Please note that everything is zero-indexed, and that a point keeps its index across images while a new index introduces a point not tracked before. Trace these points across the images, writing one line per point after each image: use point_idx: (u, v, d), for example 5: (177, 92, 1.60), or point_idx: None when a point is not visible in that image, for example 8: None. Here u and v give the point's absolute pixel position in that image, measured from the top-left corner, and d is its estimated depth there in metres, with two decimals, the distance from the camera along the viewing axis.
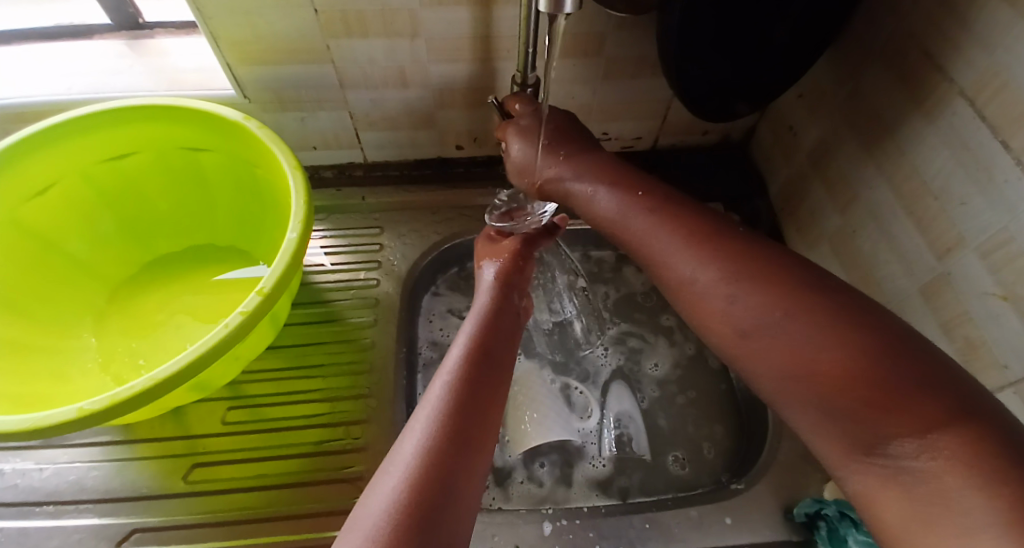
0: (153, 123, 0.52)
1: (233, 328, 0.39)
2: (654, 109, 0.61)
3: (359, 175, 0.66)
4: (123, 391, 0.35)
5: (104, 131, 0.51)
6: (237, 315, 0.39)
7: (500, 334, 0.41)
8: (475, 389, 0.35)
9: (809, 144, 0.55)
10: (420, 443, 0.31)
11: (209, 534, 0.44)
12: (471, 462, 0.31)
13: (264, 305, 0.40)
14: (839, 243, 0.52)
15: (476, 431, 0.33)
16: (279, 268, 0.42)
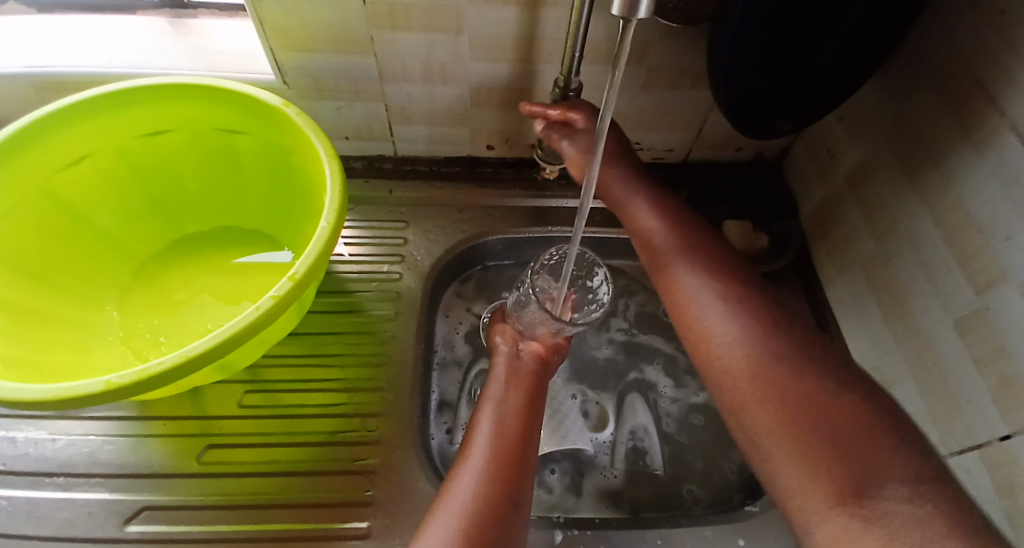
0: (192, 101, 0.52)
1: (264, 312, 0.39)
2: (690, 122, 0.60)
3: (388, 167, 0.66)
4: (152, 367, 0.35)
5: (142, 106, 0.51)
6: (270, 298, 0.39)
7: (524, 385, 0.46)
8: (510, 443, 0.40)
9: (848, 168, 0.54)
10: (470, 493, 0.36)
11: (219, 517, 0.44)
12: (511, 521, 0.36)
13: (295, 290, 0.40)
14: (871, 270, 0.52)
15: (513, 481, 0.38)
16: (311, 255, 0.42)
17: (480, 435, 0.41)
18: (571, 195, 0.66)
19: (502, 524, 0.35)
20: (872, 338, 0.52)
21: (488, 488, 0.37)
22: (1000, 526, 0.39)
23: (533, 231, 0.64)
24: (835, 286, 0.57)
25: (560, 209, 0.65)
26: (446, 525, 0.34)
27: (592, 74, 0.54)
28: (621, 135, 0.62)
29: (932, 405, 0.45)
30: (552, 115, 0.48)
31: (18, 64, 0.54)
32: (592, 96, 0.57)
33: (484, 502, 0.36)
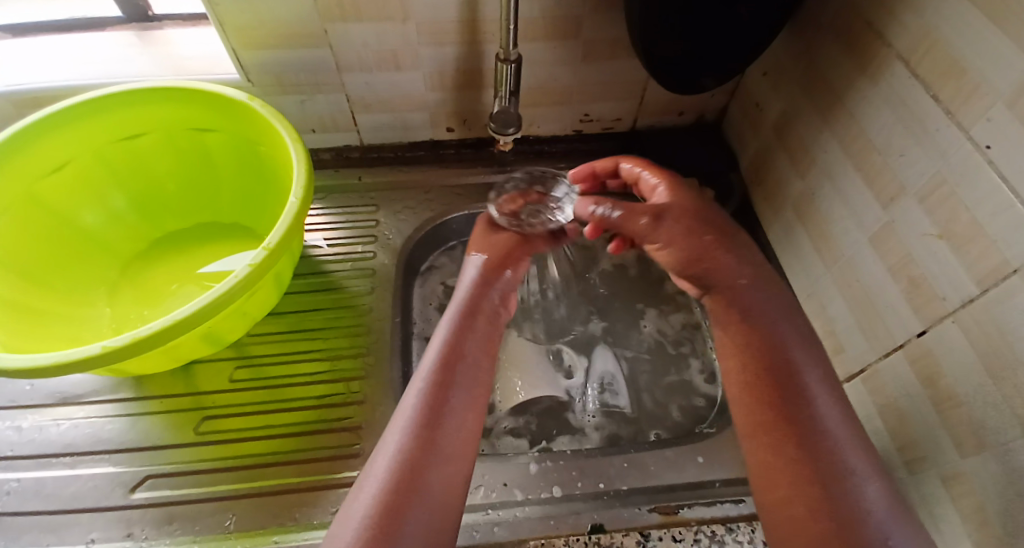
0: (164, 105, 0.56)
1: (241, 280, 0.42)
2: (632, 90, 0.65)
3: (355, 156, 0.70)
4: (143, 330, 0.39)
5: (116, 111, 0.55)
6: (247, 267, 0.42)
7: (469, 342, 0.45)
8: (442, 393, 0.40)
9: (773, 118, 0.59)
10: (392, 454, 0.36)
11: (219, 478, 0.47)
12: (443, 472, 0.36)
13: (269, 259, 0.44)
14: (801, 207, 0.56)
15: (442, 440, 0.37)
16: (282, 228, 0.45)
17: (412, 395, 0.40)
18: (528, 169, 0.71)
19: (432, 486, 0.35)
20: (807, 268, 0.56)
21: (412, 452, 0.36)
22: (924, 413, 0.43)
23: None
24: (773, 228, 0.61)
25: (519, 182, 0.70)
26: (365, 495, 0.34)
27: (536, 50, 0.59)
28: (570, 107, 0.67)
29: (860, 319, 0.49)
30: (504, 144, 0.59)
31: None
32: (537, 72, 0.61)
33: (405, 466, 0.35)
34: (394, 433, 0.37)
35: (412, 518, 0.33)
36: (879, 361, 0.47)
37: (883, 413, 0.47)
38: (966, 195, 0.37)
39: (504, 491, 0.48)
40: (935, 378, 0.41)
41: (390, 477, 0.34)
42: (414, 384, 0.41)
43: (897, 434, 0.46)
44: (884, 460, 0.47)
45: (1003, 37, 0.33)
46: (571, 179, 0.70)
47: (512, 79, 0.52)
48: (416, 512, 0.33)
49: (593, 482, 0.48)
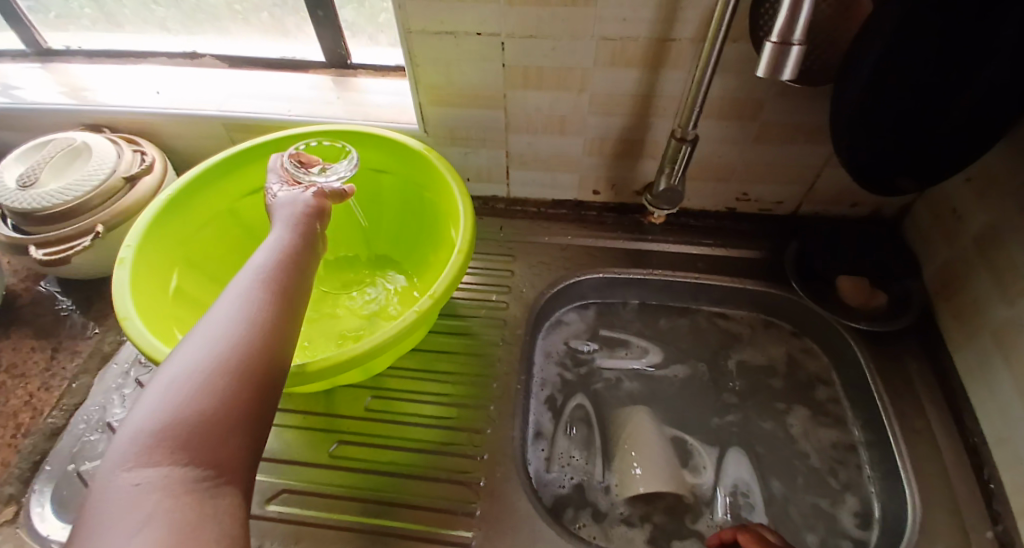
0: (355, 146, 0.62)
1: (405, 324, 0.44)
2: (801, 177, 0.61)
3: (501, 207, 0.72)
4: (313, 361, 0.41)
5: None
6: (411, 313, 0.44)
7: (308, 252, 0.40)
8: (291, 294, 0.35)
9: (975, 229, 0.52)
10: (211, 345, 0.28)
11: (343, 506, 0.49)
12: (284, 345, 0.32)
13: (431, 307, 0.45)
14: (1001, 337, 0.49)
15: (288, 330, 0.33)
16: (446, 279, 0.47)
17: (238, 292, 0.33)
18: (672, 241, 0.69)
19: (279, 359, 0.31)
20: (1002, 407, 0.48)
21: (236, 363, 0.28)
22: None
23: (631, 273, 0.67)
24: (962, 351, 0.53)
25: (660, 253, 0.68)
26: (160, 393, 0.26)
27: (707, 128, 0.57)
28: (728, 185, 0.64)
29: None
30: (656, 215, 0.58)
31: (214, 109, 0.66)
32: (702, 149, 0.60)
33: (240, 384, 0.28)
34: (218, 322, 0.30)
35: (236, 434, 0.27)
36: None
37: None
38: None
39: None
40: None
41: (201, 396, 0.26)
42: (238, 283, 0.33)
43: None
44: None
45: None
46: (716, 257, 0.67)
47: (685, 158, 0.50)
48: (247, 436, 0.27)
49: None
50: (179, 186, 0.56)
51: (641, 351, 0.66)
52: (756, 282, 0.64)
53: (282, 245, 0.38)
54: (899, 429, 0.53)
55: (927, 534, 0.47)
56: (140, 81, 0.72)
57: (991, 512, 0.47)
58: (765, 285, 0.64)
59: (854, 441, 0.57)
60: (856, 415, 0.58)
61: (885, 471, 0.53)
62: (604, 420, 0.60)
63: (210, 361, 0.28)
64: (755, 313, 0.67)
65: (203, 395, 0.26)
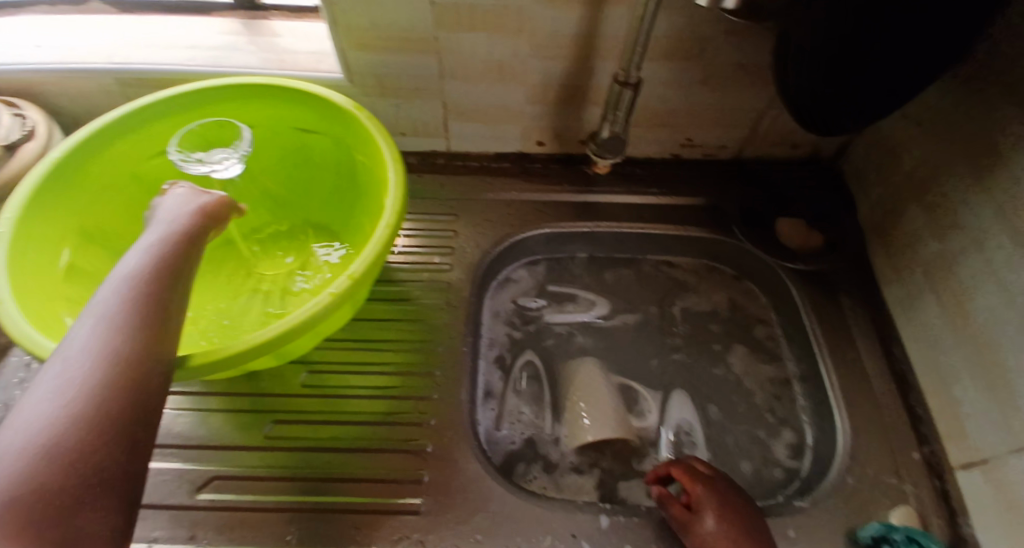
0: (275, 102, 0.55)
1: (321, 306, 0.40)
2: (745, 120, 0.60)
3: (441, 162, 0.68)
4: (216, 350, 0.38)
5: (229, 103, 0.55)
6: (328, 294, 0.40)
7: (188, 250, 0.36)
8: (162, 307, 0.31)
9: (908, 167, 0.53)
10: (67, 382, 0.25)
11: (283, 488, 0.47)
12: (157, 366, 0.29)
13: (351, 288, 0.41)
14: (932, 270, 0.50)
15: (162, 348, 0.29)
16: (369, 254, 0.43)
17: (101, 312, 0.29)
18: (618, 191, 0.67)
19: (151, 383, 0.28)
20: (934, 338, 0.50)
21: (102, 399, 0.25)
22: None
23: (580, 227, 0.65)
24: (893, 288, 0.55)
25: (606, 204, 0.66)
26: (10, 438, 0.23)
27: (651, 70, 0.55)
28: (673, 131, 0.62)
29: (999, 407, 0.44)
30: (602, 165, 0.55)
31: (103, 60, 0.58)
32: (646, 93, 0.57)
33: (106, 423, 0.25)
34: (75, 351, 0.27)
35: (105, 473, 0.24)
36: (1018, 460, 0.42)
37: (1012, 516, 0.42)
38: None
39: (572, 542, 0.45)
40: None
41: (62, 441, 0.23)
42: (99, 302, 0.29)
43: None
44: None
45: None
46: (661, 205, 0.66)
47: (629, 102, 0.48)
48: (119, 476, 0.25)
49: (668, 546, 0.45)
50: (71, 148, 0.48)
51: (588, 303, 0.66)
52: (700, 229, 0.64)
53: (160, 244, 0.35)
54: (832, 364, 0.54)
55: (857, 460, 0.49)
56: (9, 33, 0.61)
57: (920, 434, 0.51)
58: (709, 233, 0.64)
59: (789, 376, 0.59)
60: (793, 353, 0.60)
61: (817, 405, 0.55)
62: (554, 374, 0.60)
63: (68, 398, 0.25)
64: (698, 258, 0.67)
65: (62, 435, 0.23)
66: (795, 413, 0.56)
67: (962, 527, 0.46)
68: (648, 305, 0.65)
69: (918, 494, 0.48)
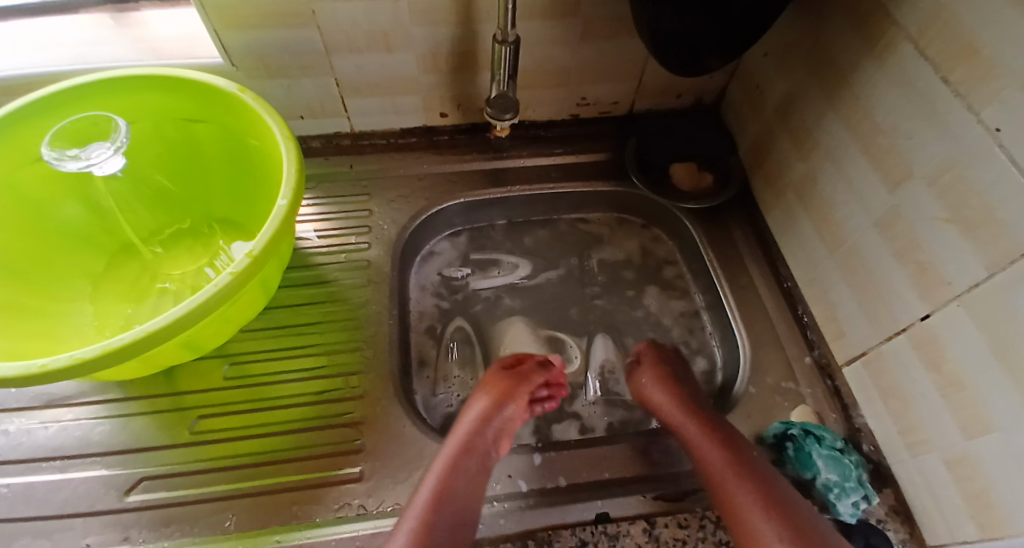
0: (155, 94, 0.53)
1: (221, 289, 0.39)
2: (630, 72, 0.64)
3: (346, 143, 0.68)
4: (114, 341, 0.36)
5: (105, 99, 0.52)
6: (228, 275, 0.40)
7: None
8: None
9: (775, 100, 0.58)
10: None
11: (219, 478, 0.46)
12: None
13: (253, 267, 0.41)
14: (802, 190, 0.56)
15: None
16: (269, 232, 0.42)
17: None
18: (526, 154, 0.69)
19: None
20: (809, 252, 0.56)
21: None
22: (928, 397, 0.43)
23: (492, 193, 0.67)
24: (773, 212, 0.61)
25: (515, 168, 0.69)
26: None
27: (532, 30, 0.57)
28: (567, 90, 0.65)
29: (861, 301, 0.49)
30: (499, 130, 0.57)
31: None
32: (533, 54, 0.59)
33: None
34: None
35: None
36: (881, 344, 0.47)
37: (883, 395, 0.48)
38: (977, 177, 0.37)
39: (509, 483, 0.48)
40: (940, 362, 0.41)
41: None
42: None
43: (898, 420, 0.46)
44: (888, 446, 0.48)
45: (1019, 14, 0.33)
46: (569, 164, 0.69)
47: (510, 59, 0.50)
48: None
49: (597, 471, 0.48)
50: None
51: (512, 266, 0.68)
52: (605, 183, 0.67)
53: None
54: (729, 287, 0.60)
55: (757, 369, 0.54)
56: None
57: (808, 340, 0.56)
58: (613, 185, 0.67)
59: (700, 309, 0.64)
60: (698, 286, 0.64)
61: (722, 328, 0.60)
62: (483, 336, 0.62)
63: None
64: (609, 212, 0.70)
65: None
66: (706, 339, 0.62)
67: (850, 416, 0.51)
68: (565, 260, 0.68)
69: (813, 394, 0.53)
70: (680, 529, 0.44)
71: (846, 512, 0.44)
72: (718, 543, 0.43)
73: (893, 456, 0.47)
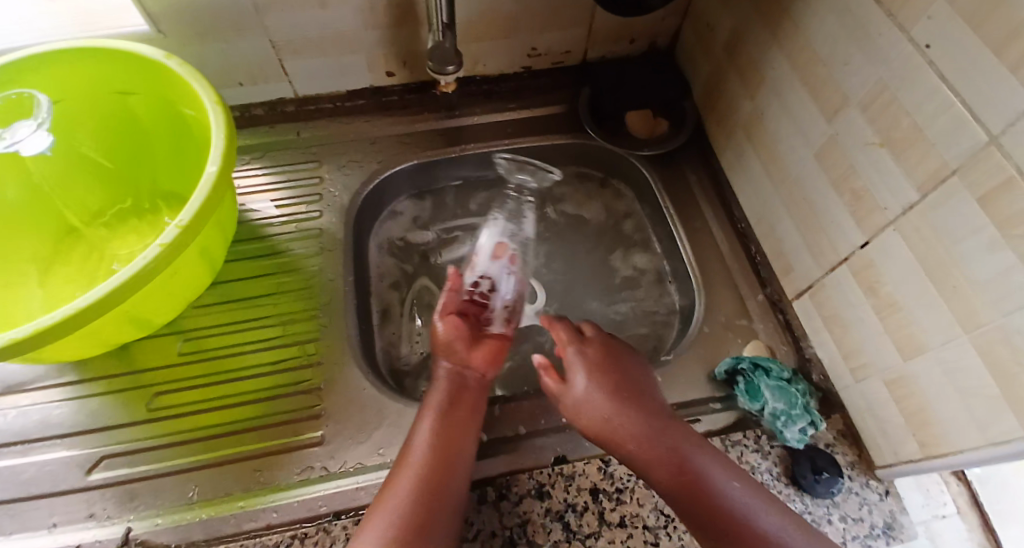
0: (81, 68, 0.51)
1: (152, 260, 0.39)
2: (579, 18, 0.62)
3: (292, 109, 0.66)
4: (44, 320, 0.36)
5: (32, 75, 0.50)
6: (156, 247, 0.39)
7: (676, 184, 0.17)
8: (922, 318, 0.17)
9: (723, 38, 0.57)
10: None
11: (182, 450, 0.47)
12: None
13: (184, 237, 0.40)
14: (750, 129, 0.55)
15: None
16: (199, 200, 0.41)
17: None
18: (479, 110, 0.68)
19: None
20: (759, 190, 0.56)
21: None
22: (868, 323, 0.44)
23: (446, 152, 0.65)
24: (726, 154, 0.61)
25: (467, 125, 0.67)
26: None
27: None
28: (515, 41, 0.63)
29: (807, 235, 0.50)
30: (444, 86, 0.56)
31: None
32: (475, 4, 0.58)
33: None
34: None
35: None
36: (824, 276, 0.48)
37: (828, 326, 0.49)
38: (907, 98, 0.36)
39: None
40: (878, 288, 0.42)
41: None
42: None
43: (843, 348, 0.47)
44: (833, 375, 0.49)
45: None
46: (523, 118, 0.67)
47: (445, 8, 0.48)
48: None
49: (554, 417, 0.49)
50: None
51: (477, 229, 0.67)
52: (561, 136, 0.67)
53: None
54: (685, 232, 0.60)
55: (711, 310, 0.55)
56: None
57: (761, 279, 0.56)
58: (569, 138, 0.66)
59: (656, 256, 0.64)
60: (655, 233, 0.64)
61: (678, 274, 0.61)
62: None
63: None
64: (567, 167, 0.69)
65: None
66: (664, 286, 0.62)
67: (800, 349, 0.52)
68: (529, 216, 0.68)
69: (765, 329, 0.54)
70: None
71: (793, 439, 0.44)
72: None
73: (839, 385, 0.48)
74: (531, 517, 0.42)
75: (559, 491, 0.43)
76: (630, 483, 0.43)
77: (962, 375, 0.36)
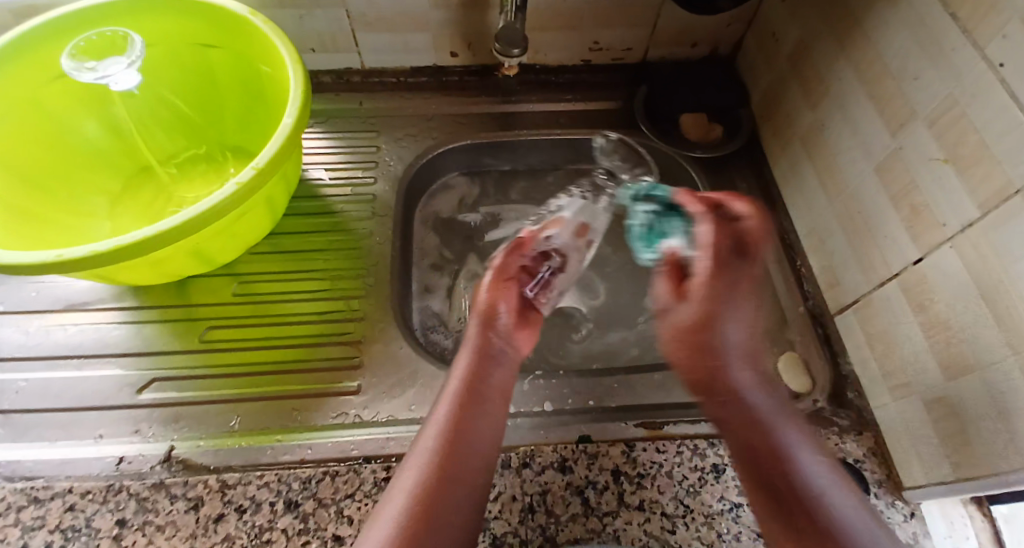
0: (171, 19, 0.55)
1: (228, 197, 0.42)
2: (645, 17, 0.63)
3: (358, 80, 0.68)
4: (127, 239, 0.39)
5: (125, 21, 0.54)
6: (233, 185, 0.42)
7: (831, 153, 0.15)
8: None
9: (789, 48, 0.58)
10: None
11: (226, 382, 0.49)
12: None
13: (258, 179, 0.43)
14: (808, 140, 0.56)
15: None
16: (275, 147, 0.44)
17: None
18: (536, 99, 0.69)
19: None
20: (811, 202, 0.56)
21: None
22: (912, 340, 0.43)
23: (500, 136, 0.67)
24: (780, 165, 0.61)
25: (523, 112, 0.69)
26: None
27: None
28: (579, 34, 0.65)
29: (857, 249, 0.50)
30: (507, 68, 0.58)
31: None
32: None
33: None
34: None
35: None
36: (873, 291, 0.48)
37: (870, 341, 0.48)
38: (977, 114, 0.36)
39: None
40: (927, 305, 0.42)
41: None
42: None
43: (883, 364, 0.47)
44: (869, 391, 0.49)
45: None
46: (578, 111, 0.69)
47: None
48: None
49: (582, 399, 0.50)
50: None
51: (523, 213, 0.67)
52: (614, 132, 0.68)
53: None
54: None
55: None
56: None
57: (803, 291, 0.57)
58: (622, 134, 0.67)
59: None
60: None
61: None
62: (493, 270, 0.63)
63: None
64: None
65: None
66: None
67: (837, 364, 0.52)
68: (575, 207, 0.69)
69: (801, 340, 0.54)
70: (658, 454, 0.45)
71: None
72: (695, 467, 0.44)
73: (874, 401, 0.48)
74: (551, 487, 0.43)
75: (581, 467, 0.44)
76: (652, 470, 0.44)
77: (1004, 395, 0.35)
